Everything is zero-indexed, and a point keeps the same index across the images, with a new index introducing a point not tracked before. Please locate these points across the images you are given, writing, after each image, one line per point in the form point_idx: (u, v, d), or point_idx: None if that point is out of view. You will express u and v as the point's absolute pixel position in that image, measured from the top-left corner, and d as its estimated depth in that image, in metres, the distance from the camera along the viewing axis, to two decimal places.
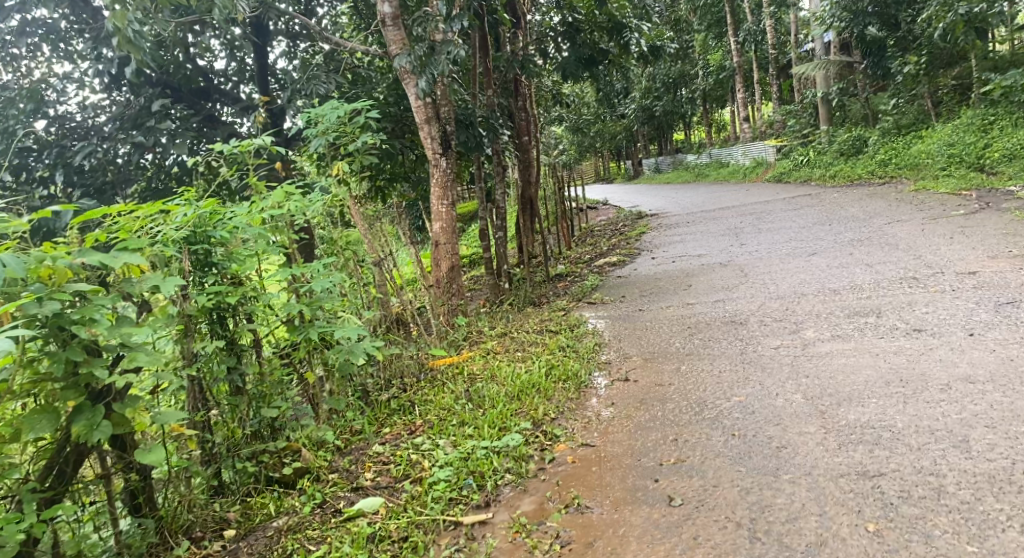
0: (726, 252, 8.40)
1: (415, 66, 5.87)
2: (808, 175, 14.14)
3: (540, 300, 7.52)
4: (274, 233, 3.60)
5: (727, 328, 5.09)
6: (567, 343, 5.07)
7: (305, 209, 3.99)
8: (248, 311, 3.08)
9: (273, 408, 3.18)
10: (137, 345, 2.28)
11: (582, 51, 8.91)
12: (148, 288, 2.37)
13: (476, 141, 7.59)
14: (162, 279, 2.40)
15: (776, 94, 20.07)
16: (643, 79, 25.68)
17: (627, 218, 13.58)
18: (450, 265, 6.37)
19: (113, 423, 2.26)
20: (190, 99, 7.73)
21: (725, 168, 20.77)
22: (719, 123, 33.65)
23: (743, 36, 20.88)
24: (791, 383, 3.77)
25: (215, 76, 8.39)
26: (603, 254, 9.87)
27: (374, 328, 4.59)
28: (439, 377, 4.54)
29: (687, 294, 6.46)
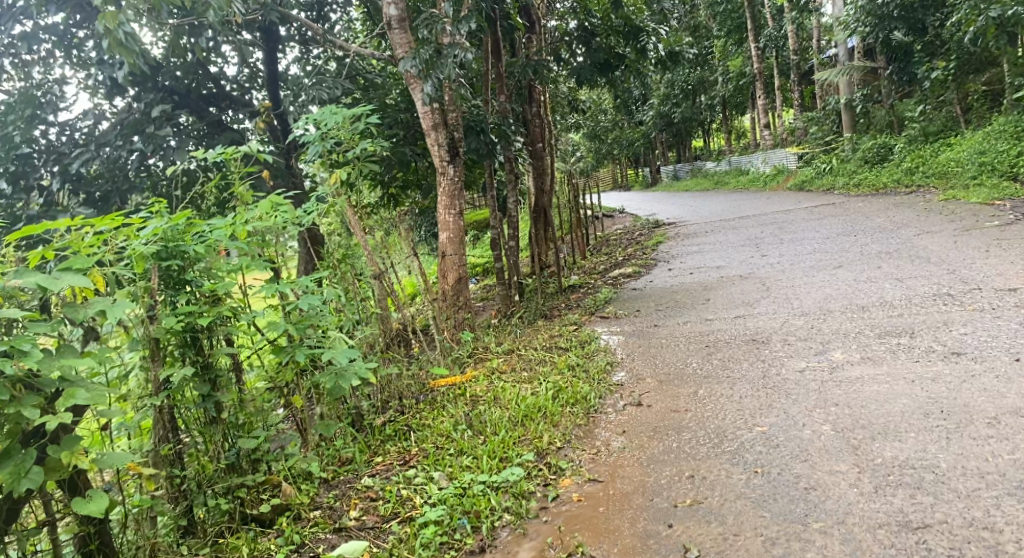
0: (746, 264, 8.08)
1: (421, 70, 5.64)
2: (831, 183, 13.75)
3: (552, 313, 7.24)
4: (259, 247, 3.37)
5: (747, 348, 4.79)
6: (578, 362, 4.78)
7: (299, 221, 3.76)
8: (225, 333, 2.82)
9: (252, 438, 2.94)
10: (78, 379, 2.03)
11: (597, 56, 8.65)
12: (95, 313, 2.12)
13: (487, 149, 7.34)
14: (111, 303, 2.15)
15: (798, 100, 19.67)
16: (661, 86, 25.36)
17: (644, 227, 13.29)
18: (457, 277, 6.10)
19: (47, 469, 2.04)
20: (197, 105, 7.56)
21: (745, 175, 20.39)
22: (739, 130, 33.21)
23: (764, 42, 20.51)
24: (818, 412, 3.46)
25: (224, 83, 8.24)
26: (618, 264, 9.60)
27: (372, 346, 4.34)
28: (439, 398, 4.28)
29: (704, 309, 6.15)
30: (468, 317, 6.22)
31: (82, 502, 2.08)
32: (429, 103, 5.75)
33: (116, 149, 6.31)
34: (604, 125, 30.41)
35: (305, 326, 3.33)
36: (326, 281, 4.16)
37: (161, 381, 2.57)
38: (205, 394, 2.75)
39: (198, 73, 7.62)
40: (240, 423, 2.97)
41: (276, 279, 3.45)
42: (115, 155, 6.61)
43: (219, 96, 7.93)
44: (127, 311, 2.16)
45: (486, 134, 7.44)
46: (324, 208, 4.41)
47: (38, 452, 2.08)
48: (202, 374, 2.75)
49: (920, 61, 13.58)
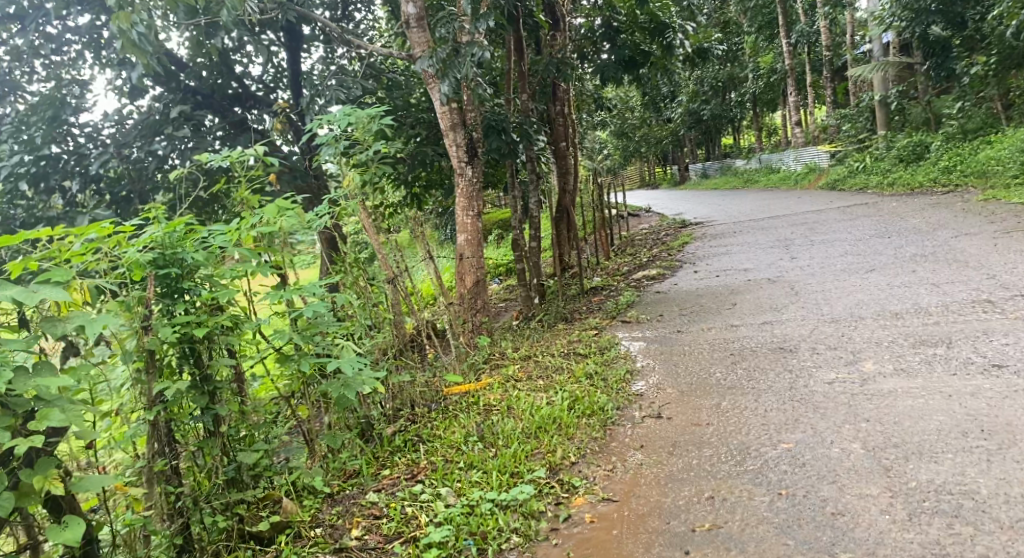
0: (775, 266, 7.84)
1: (438, 69, 5.52)
2: (864, 182, 13.39)
3: (573, 316, 7.09)
4: (265, 252, 3.26)
5: (773, 356, 4.60)
6: (596, 371, 4.64)
7: (309, 226, 3.66)
8: (224, 343, 2.72)
9: (253, 452, 2.85)
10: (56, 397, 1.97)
11: (623, 52, 8.40)
12: (74, 328, 2.05)
13: (509, 149, 7.19)
14: (90, 318, 2.07)
15: (830, 97, 19.23)
16: (690, 83, 24.99)
17: (671, 226, 13.06)
18: (474, 280, 5.98)
19: (19, 494, 1.95)
20: (221, 105, 7.55)
21: (775, 174, 19.99)
22: (770, 127, 32.65)
23: (796, 37, 20.09)
24: (847, 428, 3.27)
25: (249, 83, 8.20)
26: (642, 266, 9.41)
27: (383, 353, 4.24)
28: (452, 407, 4.16)
29: (730, 314, 5.96)
30: (486, 321, 6.10)
31: (56, 530, 1.98)
32: (446, 102, 5.63)
33: (136, 150, 6.27)
34: (631, 123, 30.09)
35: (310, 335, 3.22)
36: (337, 286, 4.07)
37: (154, 395, 2.47)
38: (202, 409, 2.66)
39: (221, 74, 7.58)
40: (241, 436, 2.88)
41: (282, 285, 3.35)
42: (136, 156, 6.57)
43: (243, 96, 7.88)
44: (108, 326, 2.08)
45: (508, 134, 7.20)
46: (337, 210, 4.31)
47: (12, 476, 2.00)
48: (198, 387, 2.65)
49: (959, 56, 13.14)
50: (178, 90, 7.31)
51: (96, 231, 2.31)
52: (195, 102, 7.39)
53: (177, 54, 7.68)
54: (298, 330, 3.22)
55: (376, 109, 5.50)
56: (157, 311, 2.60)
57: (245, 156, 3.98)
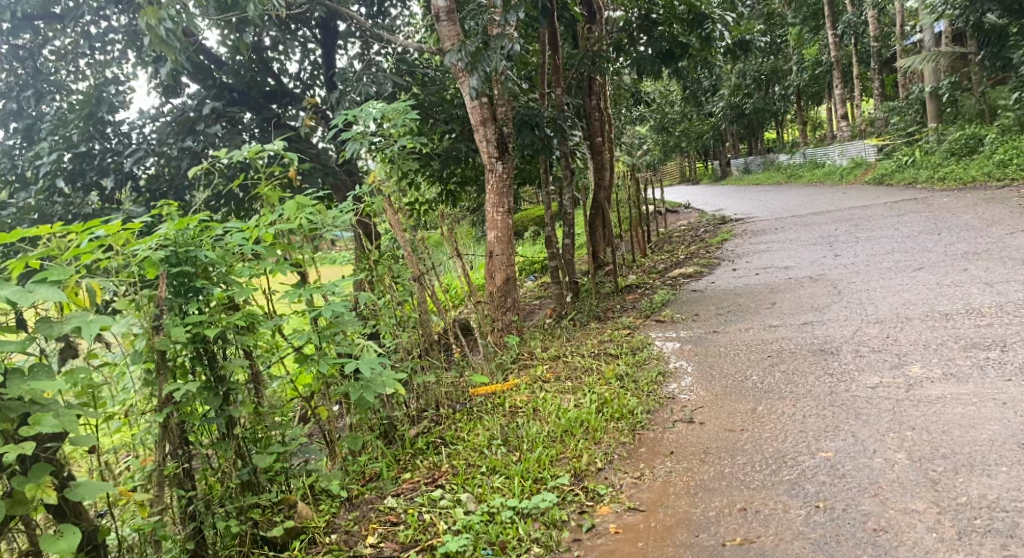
0: (817, 264, 7.57)
1: (468, 62, 5.42)
2: (913, 177, 12.93)
3: (606, 315, 6.95)
4: (284, 250, 3.20)
5: (814, 359, 4.39)
6: (627, 373, 4.49)
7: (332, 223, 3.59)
8: (238, 342, 2.66)
9: (269, 455, 2.79)
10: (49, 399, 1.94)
11: (660, 45, 8.26)
12: (71, 329, 2.01)
13: (542, 143, 7.04)
14: (88, 319, 2.03)
15: (878, 89, 18.64)
16: (732, 76, 24.49)
17: (710, 223, 12.77)
18: (504, 278, 5.87)
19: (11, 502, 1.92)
20: (257, 102, 7.58)
21: (819, 169, 19.46)
22: (815, 122, 31.86)
23: (842, 28, 19.53)
24: (890, 437, 3.07)
25: (285, 80, 8.24)
26: (679, 263, 9.20)
27: (407, 352, 4.17)
28: (477, 409, 4.07)
29: (768, 314, 5.75)
30: (516, 320, 6.00)
31: (51, 538, 1.95)
32: (476, 96, 5.53)
33: (167, 146, 6.26)
34: (671, 118, 29.63)
35: (329, 333, 3.16)
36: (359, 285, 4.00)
37: (164, 396, 2.43)
38: (217, 409, 2.61)
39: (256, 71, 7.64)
40: (257, 437, 2.84)
41: (303, 284, 3.28)
42: (169, 153, 6.59)
43: (279, 93, 7.93)
44: (105, 328, 2.07)
45: (541, 129, 7.09)
46: (362, 206, 4.25)
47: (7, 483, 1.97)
48: (212, 387, 2.59)
49: (1015, 45, 12.61)
50: (214, 87, 7.36)
51: (99, 227, 2.29)
52: (231, 99, 7.41)
53: (215, 52, 7.73)
54: (316, 329, 3.15)
55: (405, 103, 5.41)
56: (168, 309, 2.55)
57: (267, 152, 3.92)
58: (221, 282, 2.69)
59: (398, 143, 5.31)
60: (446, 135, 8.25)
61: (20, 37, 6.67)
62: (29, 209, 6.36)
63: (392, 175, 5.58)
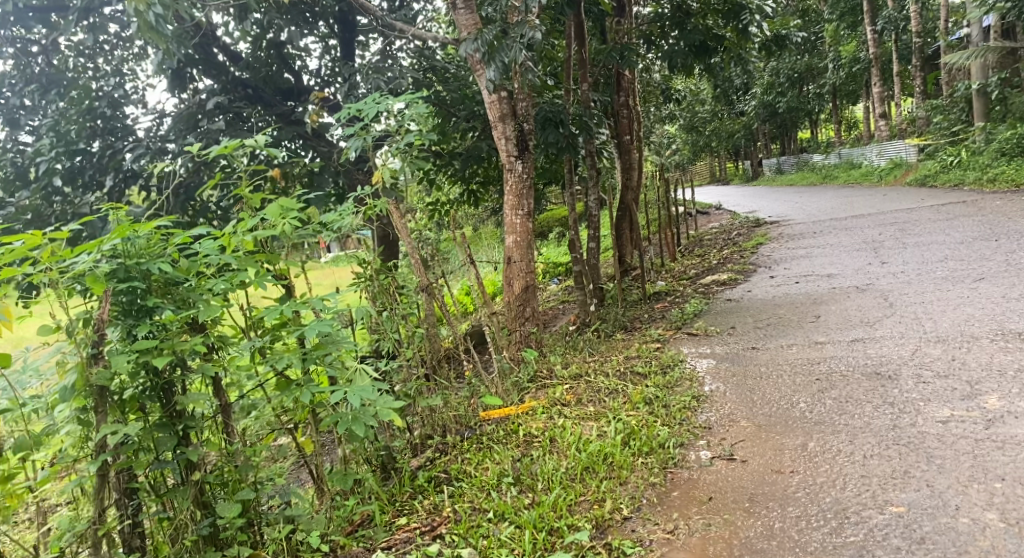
0: (862, 271, 7.05)
1: (484, 52, 4.98)
2: (960, 179, 12.23)
3: (633, 326, 6.48)
4: (265, 260, 2.77)
5: (870, 385, 3.87)
6: (655, 397, 4.04)
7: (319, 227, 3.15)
8: (198, 370, 2.25)
9: (241, 501, 2.40)
10: None
11: (693, 37, 7.57)
12: None
13: (567, 142, 6.57)
14: None
15: (921, 87, 17.86)
16: (765, 74, 23.75)
17: (744, 225, 12.24)
18: (523, 286, 5.46)
19: None
20: (271, 100, 7.21)
21: (855, 169, 18.75)
22: (851, 121, 30.90)
23: (881, 24, 18.72)
24: (976, 490, 2.67)
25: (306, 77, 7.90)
26: (711, 268, 8.72)
27: (411, 371, 3.75)
28: (489, 436, 3.64)
29: (812, 328, 5.24)
30: (536, 331, 5.56)
31: None
32: (493, 90, 5.09)
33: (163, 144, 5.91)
34: (701, 117, 28.92)
35: (315, 357, 2.74)
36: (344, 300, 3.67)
37: (101, 438, 2.10)
38: (173, 452, 2.23)
39: (274, 65, 7.29)
40: (225, 481, 2.43)
41: (288, 298, 2.86)
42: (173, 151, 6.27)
43: (296, 89, 7.56)
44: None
45: (566, 126, 6.61)
46: (363, 210, 3.82)
47: None
48: (169, 426, 2.22)
49: None
50: (230, 83, 7.07)
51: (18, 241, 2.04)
52: (245, 95, 7.11)
53: (234, 47, 7.46)
54: (298, 352, 2.72)
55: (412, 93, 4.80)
56: (115, 334, 2.19)
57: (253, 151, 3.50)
58: (181, 300, 2.30)
59: (403, 141, 4.86)
60: (468, 133, 7.85)
61: (34, 30, 6.38)
62: (26, 209, 6.10)
63: (400, 176, 5.17)
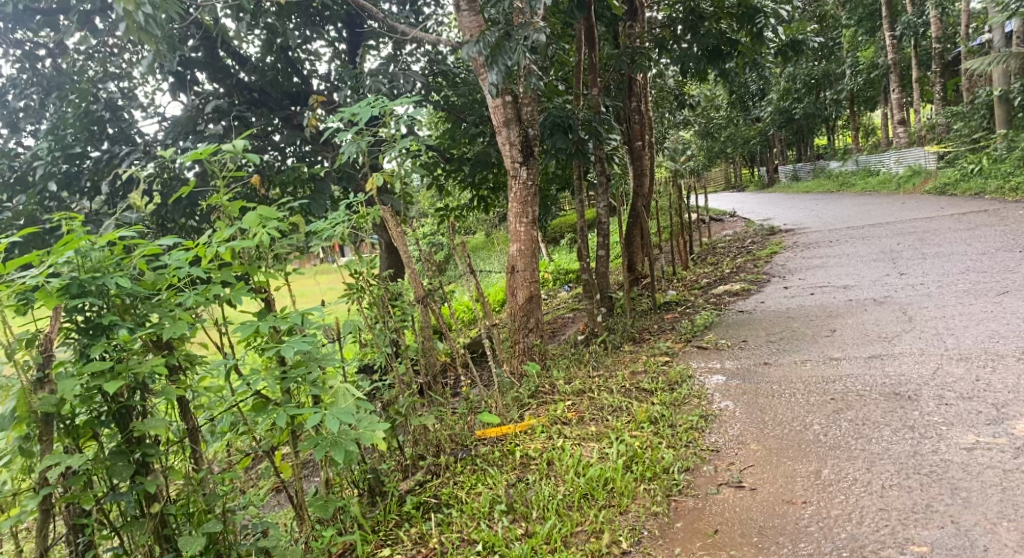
0: (880, 282, 6.82)
1: (486, 55, 4.83)
2: (982, 187, 11.90)
3: (642, 337, 6.27)
4: (242, 271, 2.63)
5: (888, 407, 3.64)
6: (661, 415, 3.84)
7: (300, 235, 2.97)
8: (156, 392, 2.18)
9: (208, 531, 2.30)
10: None
11: (707, 42, 7.42)
12: None
13: (575, 148, 6.38)
14: None
15: (940, 93, 17.51)
16: (781, 80, 23.44)
17: (758, 233, 12.00)
18: (527, 296, 5.27)
19: None
20: (277, 104, 7.13)
21: (873, 177, 18.43)
22: (869, 128, 30.48)
23: (900, 29, 18.40)
24: (1005, 529, 2.53)
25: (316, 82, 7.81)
26: (724, 277, 8.51)
27: (404, 388, 3.55)
28: (484, 457, 3.48)
29: (828, 343, 5.01)
30: (540, 343, 5.38)
31: None
32: (497, 94, 4.93)
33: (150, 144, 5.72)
34: (716, 123, 28.61)
35: (293, 376, 2.60)
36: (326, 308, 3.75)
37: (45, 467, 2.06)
38: (128, 482, 2.18)
39: (282, 71, 7.19)
40: (190, 511, 2.33)
41: (266, 312, 2.71)
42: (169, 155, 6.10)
43: (303, 94, 7.46)
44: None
45: (575, 132, 6.41)
46: (355, 218, 3.64)
47: None
48: (124, 454, 2.16)
49: None
50: (234, 86, 6.95)
51: None
52: (250, 99, 6.98)
53: (242, 50, 7.35)
54: (274, 372, 2.58)
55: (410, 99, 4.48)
56: (68, 353, 2.17)
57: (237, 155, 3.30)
58: (139, 320, 2.23)
59: (399, 146, 4.52)
60: (476, 138, 7.71)
61: (40, 32, 6.27)
62: (22, 214, 5.77)
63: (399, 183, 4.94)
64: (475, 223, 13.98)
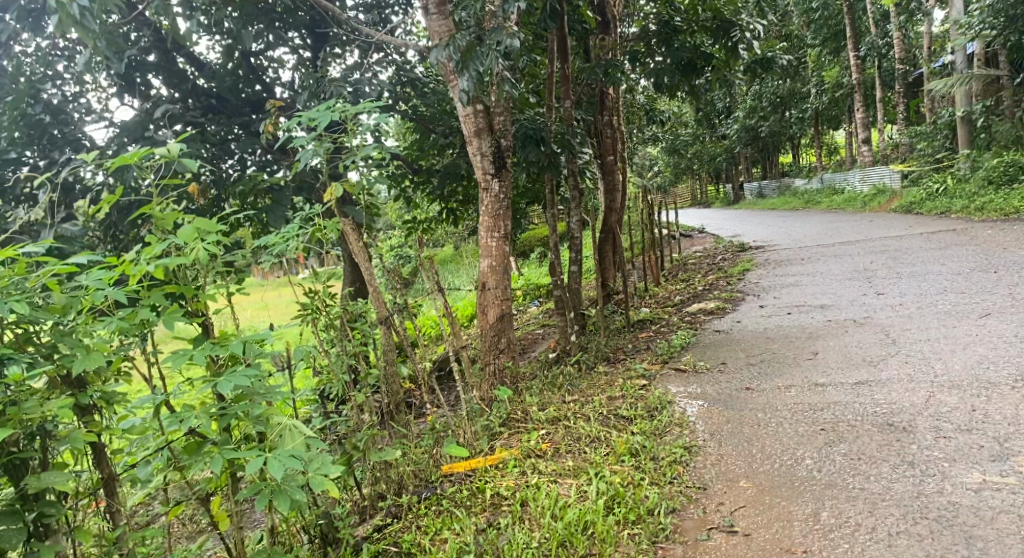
0: (857, 302, 6.69)
1: (456, 60, 4.54)
2: (948, 207, 11.95)
3: (616, 357, 6.02)
4: (173, 292, 2.31)
5: (884, 439, 3.43)
6: (643, 447, 3.57)
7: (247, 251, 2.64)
8: (51, 438, 1.90)
9: None
10: None
11: (681, 55, 7.14)
12: None
13: (550, 160, 6.11)
14: None
15: (904, 113, 17.71)
16: (748, 98, 23.51)
17: (728, 249, 11.90)
18: (498, 314, 4.98)
19: None
20: (236, 111, 6.75)
21: (838, 195, 18.58)
22: (832, 147, 30.86)
23: (864, 50, 18.59)
24: None
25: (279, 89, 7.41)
26: (696, 294, 8.34)
27: (365, 422, 3.23)
28: (450, 496, 3.18)
29: (811, 367, 4.80)
30: (510, 365, 5.06)
31: None
32: (467, 102, 4.63)
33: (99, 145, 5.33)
34: (684, 139, 28.68)
35: (232, 413, 2.28)
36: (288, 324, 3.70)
37: None
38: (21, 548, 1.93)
39: (245, 78, 6.73)
40: None
41: (203, 339, 2.38)
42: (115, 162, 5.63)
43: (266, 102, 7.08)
44: None
45: (548, 144, 6.15)
46: (311, 231, 3.33)
47: None
48: (15, 514, 1.93)
49: None
50: (191, 92, 6.53)
51: None
52: (207, 105, 6.61)
53: (199, 55, 6.94)
54: (205, 410, 2.26)
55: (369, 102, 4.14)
56: None
57: (173, 161, 2.95)
58: (38, 355, 1.95)
59: (360, 155, 4.24)
60: (446, 149, 7.42)
61: None
62: None
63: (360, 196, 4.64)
64: (440, 235, 13.58)
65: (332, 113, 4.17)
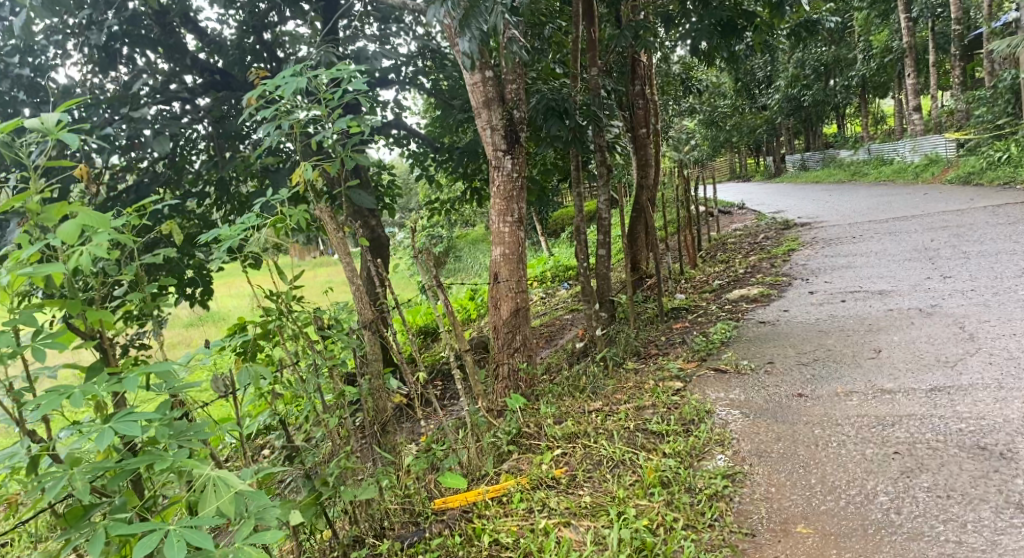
0: (921, 287, 5.94)
1: (457, 17, 3.86)
2: (1012, 176, 10.96)
3: (648, 352, 5.39)
4: (50, 308, 1.77)
5: (980, 472, 2.77)
6: (675, 476, 2.97)
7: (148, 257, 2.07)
8: None
9: None
10: None
11: (720, 15, 6.11)
12: None
13: (574, 135, 5.40)
14: None
15: (960, 77, 16.46)
16: (790, 66, 22.28)
17: (771, 226, 11.10)
18: (512, 309, 4.37)
19: None
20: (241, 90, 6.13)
21: (887, 166, 17.50)
22: (879, 115, 29.35)
23: (916, 12, 17.31)
24: None
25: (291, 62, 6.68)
26: (737, 278, 7.63)
27: (335, 454, 2.71)
28: (439, 545, 2.69)
29: (876, 369, 4.10)
30: (526, 366, 4.47)
31: None
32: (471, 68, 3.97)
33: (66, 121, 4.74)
34: (721, 111, 27.52)
35: (131, 468, 1.76)
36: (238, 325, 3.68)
37: None
38: None
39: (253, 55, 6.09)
40: None
41: (97, 372, 1.85)
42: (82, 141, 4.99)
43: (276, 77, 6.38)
44: None
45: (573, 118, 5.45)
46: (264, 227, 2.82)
47: None
48: None
49: None
50: (193, 69, 5.85)
51: None
52: (212, 83, 6.01)
53: (202, 28, 6.25)
54: (82, 471, 1.72)
55: (355, 69, 3.43)
56: None
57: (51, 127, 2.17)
58: None
59: (334, 132, 3.37)
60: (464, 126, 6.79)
61: None
62: None
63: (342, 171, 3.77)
64: (465, 214, 12.95)
65: (297, 78, 3.29)
